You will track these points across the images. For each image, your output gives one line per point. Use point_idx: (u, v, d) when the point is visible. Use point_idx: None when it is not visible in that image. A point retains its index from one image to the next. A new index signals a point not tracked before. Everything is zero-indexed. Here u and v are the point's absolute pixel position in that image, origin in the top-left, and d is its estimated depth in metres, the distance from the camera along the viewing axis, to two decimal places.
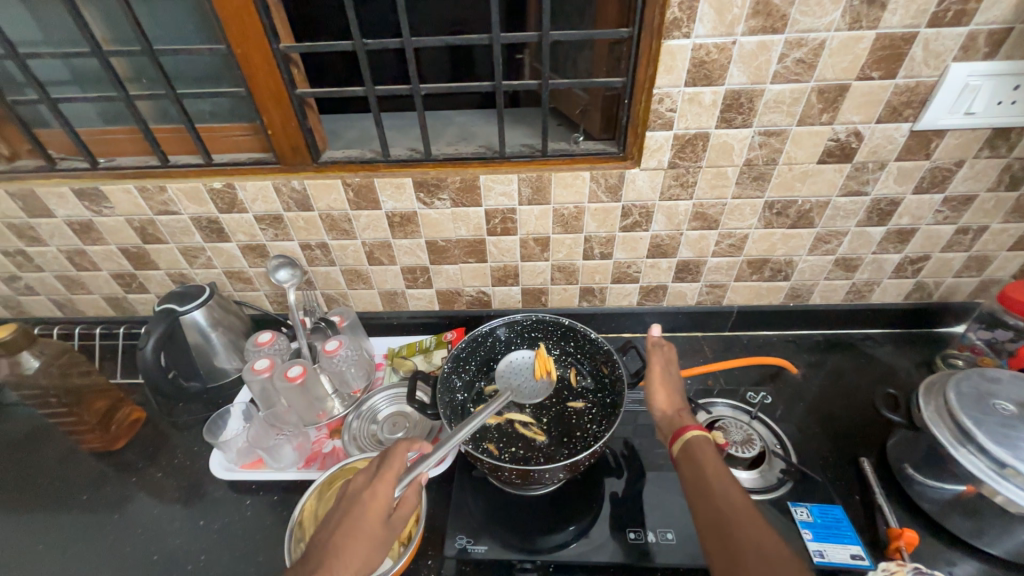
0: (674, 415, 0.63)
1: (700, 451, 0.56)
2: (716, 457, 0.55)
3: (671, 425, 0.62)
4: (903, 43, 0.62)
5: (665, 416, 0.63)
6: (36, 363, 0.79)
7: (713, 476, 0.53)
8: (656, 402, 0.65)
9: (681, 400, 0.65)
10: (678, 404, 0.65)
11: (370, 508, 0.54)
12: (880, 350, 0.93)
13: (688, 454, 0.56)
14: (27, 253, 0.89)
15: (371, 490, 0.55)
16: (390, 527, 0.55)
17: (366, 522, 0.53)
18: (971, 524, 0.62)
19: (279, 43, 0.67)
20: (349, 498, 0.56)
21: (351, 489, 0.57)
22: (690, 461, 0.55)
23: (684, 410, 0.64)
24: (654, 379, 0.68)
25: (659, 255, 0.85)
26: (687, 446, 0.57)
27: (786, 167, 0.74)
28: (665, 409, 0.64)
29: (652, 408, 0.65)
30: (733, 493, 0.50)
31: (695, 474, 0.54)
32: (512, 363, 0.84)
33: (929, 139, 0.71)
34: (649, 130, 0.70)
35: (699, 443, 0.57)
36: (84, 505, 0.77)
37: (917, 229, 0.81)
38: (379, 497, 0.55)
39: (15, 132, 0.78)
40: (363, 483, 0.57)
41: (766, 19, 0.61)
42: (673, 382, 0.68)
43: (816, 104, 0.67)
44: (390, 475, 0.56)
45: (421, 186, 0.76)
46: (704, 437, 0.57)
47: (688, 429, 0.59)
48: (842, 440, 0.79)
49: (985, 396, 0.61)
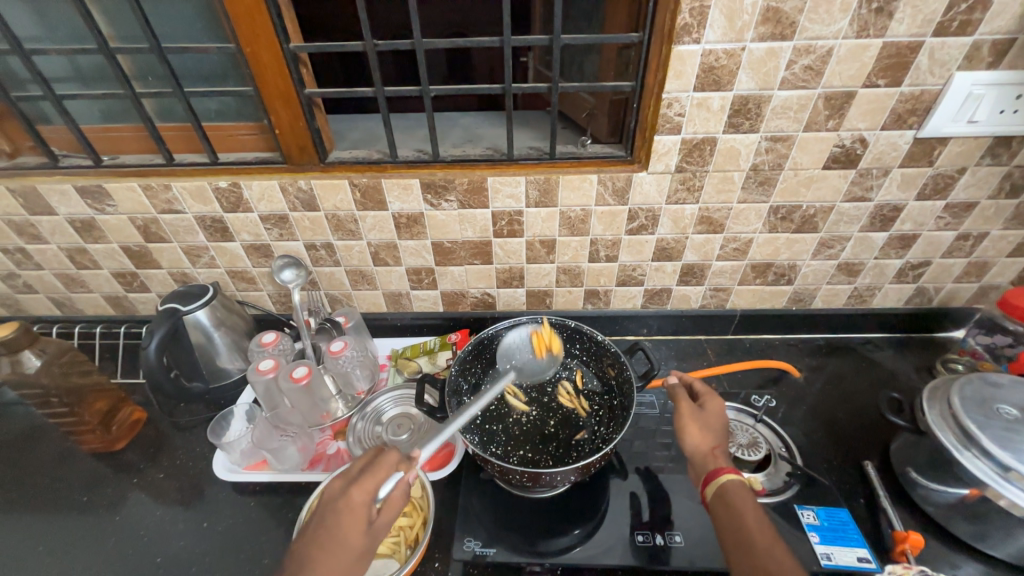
0: (709, 453, 0.61)
1: (735, 496, 0.55)
2: (753, 505, 0.54)
3: (705, 465, 0.60)
4: (909, 51, 0.63)
5: (698, 453, 0.61)
6: (37, 362, 0.77)
7: (754, 528, 0.51)
8: (689, 438, 0.62)
9: (715, 435, 0.62)
10: (713, 442, 0.62)
11: (346, 516, 0.53)
12: (881, 354, 0.94)
13: (723, 498, 0.55)
14: (27, 250, 0.88)
15: (348, 498, 0.54)
16: (373, 533, 0.54)
17: (344, 529, 0.53)
18: (974, 528, 0.62)
19: (289, 43, 0.66)
20: (327, 504, 0.55)
21: (328, 495, 0.56)
22: (726, 509, 0.54)
23: (718, 449, 0.61)
24: (686, 413, 0.64)
25: (664, 258, 0.85)
26: (721, 490, 0.56)
27: (792, 172, 0.74)
28: (698, 445, 0.61)
29: (685, 444, 0.62)
30: (778, 552, 0.49)
31: (731, 523, 0.53)
32: (511, 345, 0.82)
33: (933, 146, 0.72)
34: (657, 135, 0.71)
35: (735, 489, 0.55)
36: (84, 506, 0.76)
37: (919, 235, 0.82)
38: (357, 504, 0.54)
39: (17, 128, 0.77)
40: (339, 489, 0.56)
41: (775, 26, 0.62)
42: (710, 416, 0.64)
43: (823, 111, 0.68)
44: (369, 479, 0.55)
45: (429, 187, 0.76)
46: (740, 482, 0.56)
47: (722, 472, 0.57)
48: (845, 443, 0.79)
49: (988, 400, 0.61)
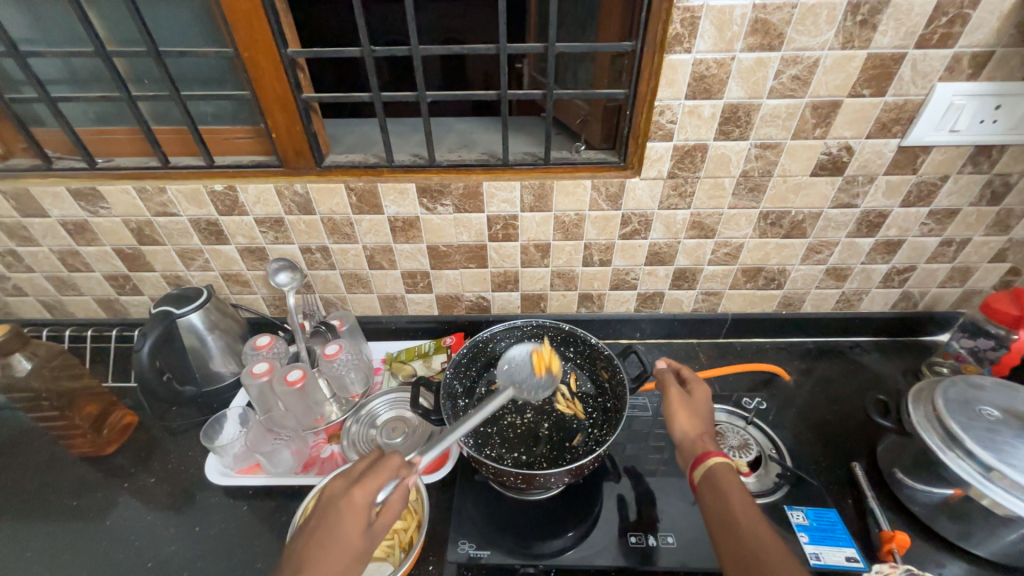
0: (697, 437, 0.61)
1: (723, 479, 0.55)
2: (739, 486, 0.55)
3: (693, 450, 0.61)
4: (892, 63, 0.65)
5: (687, 438, 0.62)
6: (28, 365, 0.77)
7: (740, 509, 0.52)
8: (678, 424, 0.63)
9: (703, 421, 0.63)
10: (702, 427, 0.63)
11: (348, 516, 0.53)
12: (868, 358, 0.96)
13: (710, 481, 0.56)
14: (18, 253, 0.88)
15: (351, 498, 0.54)
16: (371, 536, 0.54)
17: (344, 529, 0.52)
18: (959, 527, 0.64)
19: (286, 48, 0.67)
20: (327, 503, 0.55)
21: (328, 494, 0.56)
22: (713, 492, 0.55)
23: (707, 434, 0.62)
24: (675, 400, 0.65)
25: (657, 263, 0.86)
26: (709, 473, 0.57)
27: (781, 179, 0.76)
28: (687, 431, 0.62)
29: (674, 430, 0.63)
30: (762, 532, 0.50)
31: (718, 505, 0.54)
32: (512, 359, 0.79)
33: (916, 154, 0.74)
34: (650, 141, 0.72)
35: (723, 471, 0.56)
36: (74, 512, 0.75)
37: (904, 241, 0.84)
38: (358, 504, 0.54)
39: (10, 130, 0.77)
40: (342, 489, 0.56)
41: (764, 37, 0.63)
42: (699, 403, 0.65)
43: (811, 119, 0.70)
44: (371, 481, 0.55)
45: (424, 191, 0.77)
46: (727, 465, 0.57)
47: (710, 455, 0.58)
48: (834, 445, 0.81)
49: (971, 402, 0.63)
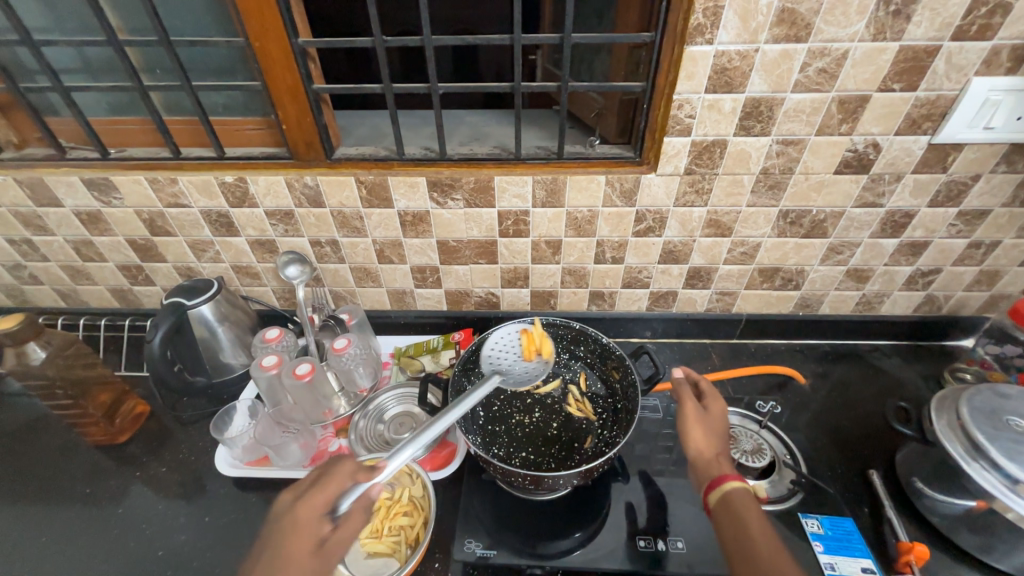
0: (713, 458, 0.60)
1: (740, 505, 0.54)
2: (756, 514, 0.54)
3: (709, 470, 0.59)
4: (926, 55, 0.62)
5: (702, 459, 0.60)
6: (42, 354, 0.77)
7: (758, 538, 0.51)
8: (693, 442, 0.62)
9: (719, 440, 0.62)
10: (718, 447, 0.61)
11: (293, 531, 0.53)
12: (887, 362, 0.93)
13: (728, 506, 0.54)
14: (34, 242, 0.88)
15: (296, 513, 0.54)
16: (325, 550, 0.53)
17: (291, 545, 0.52)
18: (980, 540, 0.62)
19: (296, 38, 0.66)
20: (273, 521, 0.55)
21: (277, 511, 0.55)
22: (731, 518, 0.53)
23: (723, 455, 0.61)
24: (691, 415, 0.63)
25: (671, 261, 0.84)
26: (726, 499, 0.55)
27: (803, 176, 0.74)
28: (703, 451, 0.61)
29: (688, 448, 0.62)
30: (781, 563, 0.49)
31: (735, 533, 0.52)
32: (499, 342, 0.79)
33: (947, 152, 0.71)
34: (667, 136, 0.70)
35: (741, 497, 0.55)
36: (87, 499, 0.76)
37: (930, 242, 0.80)
38: (303, 519, 0.53)
39: (26, 120, 0.77)
40: (288, 504, 0.55)
41: (790, 28, 0.61)
42: (715, 420, 0.64)
43: (836, 114, 0.67)
44: (319, 494, 0.55)
45: (435, 185, 0.76)
46: (745, 490, 0.56)
47: (727, 480, 0.57)
48: (850, 451, 0.78)
49: (998, 412, 0.60)
